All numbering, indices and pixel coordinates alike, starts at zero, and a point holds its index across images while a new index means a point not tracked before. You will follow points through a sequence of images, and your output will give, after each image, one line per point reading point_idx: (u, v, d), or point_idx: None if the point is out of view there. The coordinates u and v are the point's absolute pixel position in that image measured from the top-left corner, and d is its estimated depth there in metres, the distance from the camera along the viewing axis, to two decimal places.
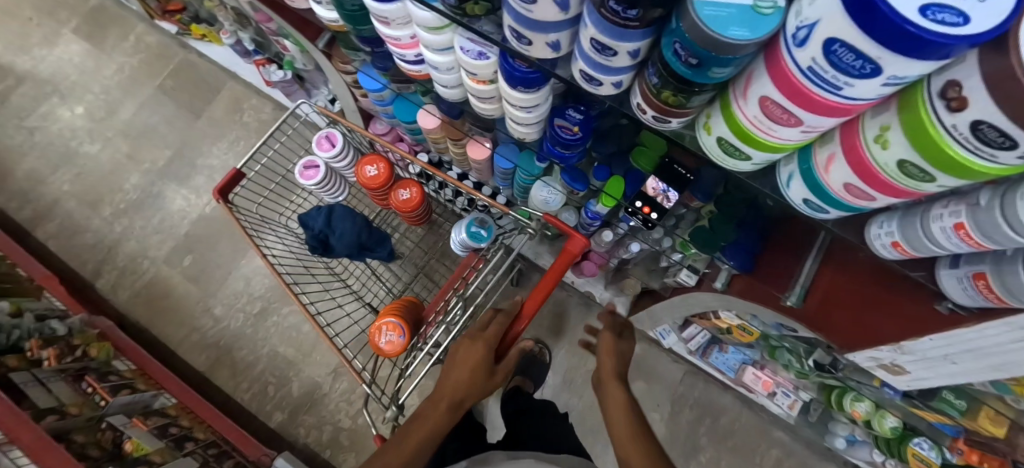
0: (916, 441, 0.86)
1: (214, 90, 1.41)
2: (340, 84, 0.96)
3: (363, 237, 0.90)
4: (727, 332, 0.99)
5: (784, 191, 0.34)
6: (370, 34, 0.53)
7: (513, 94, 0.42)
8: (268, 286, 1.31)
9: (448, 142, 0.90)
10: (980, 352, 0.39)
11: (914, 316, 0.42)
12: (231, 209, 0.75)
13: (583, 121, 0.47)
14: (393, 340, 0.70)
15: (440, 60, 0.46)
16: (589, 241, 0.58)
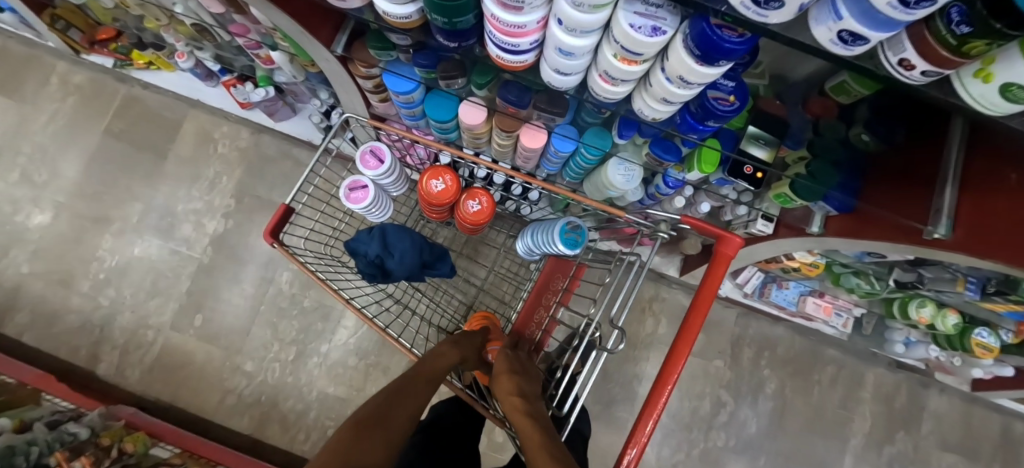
0: (978, 331, 0.93)
1: (174, 125, 1.23)
2: (351, 91, 0.85)
3: (422, 256, 0.82)
4: (791, 271, 0.99)
5: None
6: (464, 26, 0.46)
7: (697, 70, 0.36)
8: (297, 328, 1.19)
9: (491, 134, 0.82)
10: None
11: None
12: (285, 251, 0.64)
13: (736, 87, 0.43)
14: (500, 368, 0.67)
15: (583, 44, 0.39)
16: (744, 240, 0.50)
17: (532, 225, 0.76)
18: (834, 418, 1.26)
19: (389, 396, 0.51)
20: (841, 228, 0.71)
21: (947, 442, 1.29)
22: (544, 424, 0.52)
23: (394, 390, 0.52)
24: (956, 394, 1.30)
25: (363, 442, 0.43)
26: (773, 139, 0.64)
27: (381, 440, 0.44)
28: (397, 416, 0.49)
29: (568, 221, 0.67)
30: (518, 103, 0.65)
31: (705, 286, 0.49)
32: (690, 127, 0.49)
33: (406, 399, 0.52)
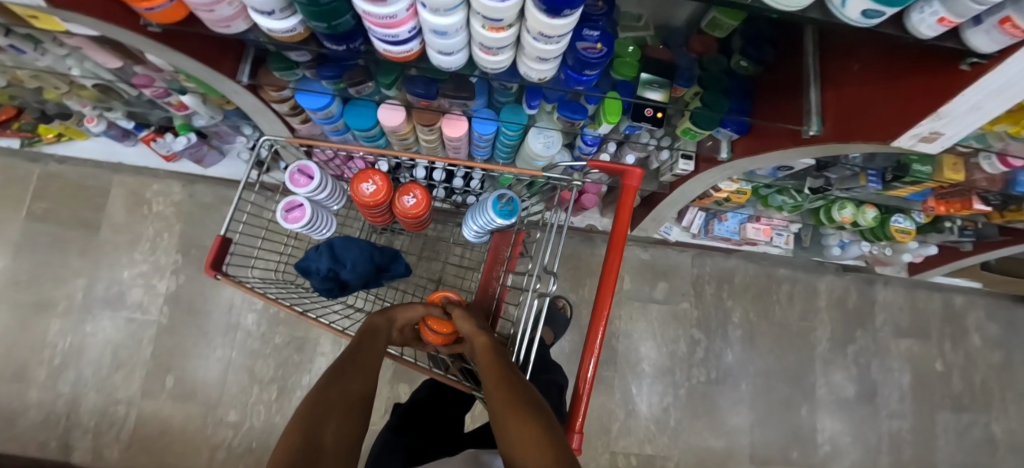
0: (895, 219, 1.03)
1: (101, 193, 1.19)
2: (271, 119, 0.86)
3: (375, 261, 0.82)
4: (724, 202, 1.07)
5: (842, 10, 0.37)
6: (346, 28, 0.48)
7: (550, 23, 0.40)
8: (276, 367, 1.18)
9: (416, 132, 0.85)
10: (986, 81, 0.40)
11: (927, 76, 0.45)
12: (231, 281, 0.65)
13: (601, 36, 0.48)
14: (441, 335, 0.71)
15: (452, 22, 0.43)
16: (645, 172, 0.56)
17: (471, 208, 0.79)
18: (798, 330, 1.36)
19: (337, 377, 0.52)
20: (743, 148, 0.78)
21: (900, 329, 1.41)
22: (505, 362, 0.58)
23: (338, 372, 0.53)
24: (899, 283, 1.43)
25: (318, 423, 0.44)
26: (665, 82, 0.70)
27: (337, 412, 0.46)
28: (349, 392, 0.50)
29: (499, 194, 0.71)
30: (426, 95, 0.68)
31: (619, 218, 0.55)
32: (577, 81, 0.54)
33: (356, 378, 0.53)
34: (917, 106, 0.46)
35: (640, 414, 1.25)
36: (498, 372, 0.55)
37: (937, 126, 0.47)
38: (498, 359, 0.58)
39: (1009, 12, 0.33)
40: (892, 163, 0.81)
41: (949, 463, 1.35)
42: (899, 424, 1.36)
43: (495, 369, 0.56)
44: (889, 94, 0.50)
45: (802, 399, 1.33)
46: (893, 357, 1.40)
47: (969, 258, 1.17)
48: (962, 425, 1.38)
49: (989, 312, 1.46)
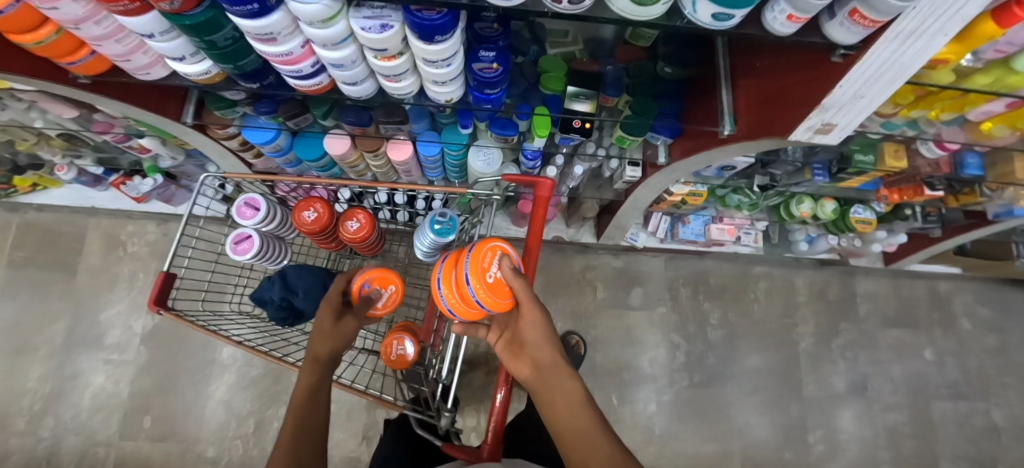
0: (854, 210, 1.03)
1: (78, 238, 1.22)
2: (226, 156, 0.89)
3: (328, 287, 0.84)
4: (682, 205, 1.07)
5: (694, 16, 0.38)
6: (253, 67, 0.51)
7: (428, 48, 0.42)
8: (254, 400, 1.18)
9: (365, 159, 0.87)
10: (857, 74, 0.41)
11: (811, 71, 0.46)
12: (176, 315, 0.67)
13: (498, 56, 0.50)
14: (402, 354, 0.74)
15: (343, 55, 0.46)
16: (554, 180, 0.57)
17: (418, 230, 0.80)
18: (780, 327, 1.34)
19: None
20: (678, 152, 0.80)
21: (887, 319, 1.38)
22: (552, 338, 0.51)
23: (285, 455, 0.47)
24: (881, 273, 1.41)
25: None
26: (592, 93, 0.72)
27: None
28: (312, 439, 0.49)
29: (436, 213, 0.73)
30: (359, 123, 0.70)
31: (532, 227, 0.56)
32: (482, 101, 0.56)
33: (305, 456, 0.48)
34: (806, 100, 0.47)
35: (624, 425, 1.23)
36: (566, 401, 0.46)
37: (825, 118, 0.47)
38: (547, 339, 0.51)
39: (854, 5, 0.35)
40: (836, 154, 0.82)
41: (953, 455, 1.30)
42: (895, 417, 1.31)
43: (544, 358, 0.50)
44: (787, 89, 0.50)
45: (791, 399, 1.30)
46: (882, 349, 1.36)
47: (941, 244, 1.17)
48: (962, 414, 1.34)
49: (977, 295, 1.43)
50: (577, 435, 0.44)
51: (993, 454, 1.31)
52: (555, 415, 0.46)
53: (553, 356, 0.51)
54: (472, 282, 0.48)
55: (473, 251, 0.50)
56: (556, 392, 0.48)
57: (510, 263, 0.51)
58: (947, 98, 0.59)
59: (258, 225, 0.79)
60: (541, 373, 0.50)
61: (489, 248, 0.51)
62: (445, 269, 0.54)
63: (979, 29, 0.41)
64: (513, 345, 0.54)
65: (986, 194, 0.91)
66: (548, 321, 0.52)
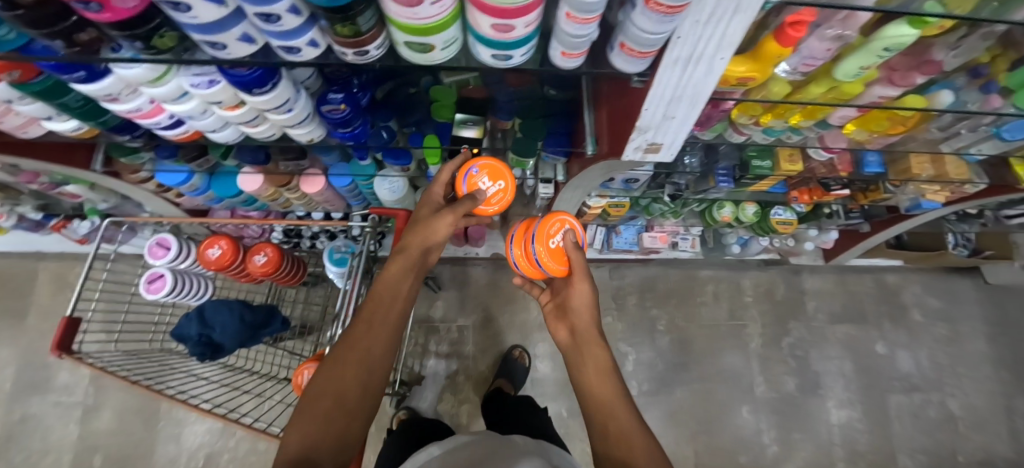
0: (774, 212, 1.04)
1: (28, 282, 1.25)
2: (150, 197, 0.92)
3: (247, 320, 0.84)
4: (607, 216, 1.10)
5: (479, 57, 0.41)
6: (116, 122, 0.54)
7: (256, 99, 0.46)
8: (203, 434, 1.19)
9: (283, 193, 0.90)
10: (661, 95, 0.44)
11: (630, 94, 0.49)
12: (80, 359, 0.68)
13: (345, 98, 0.53)
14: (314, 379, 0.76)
15: (187, 108, 0.49)
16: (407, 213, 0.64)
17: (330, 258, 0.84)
18: (728, 330, 1.36)
19: (334, 375, 0.45)
20: (575, 169, 0.83)
21: (835, 314, 1.39)
22: (593, 312, 0.60)
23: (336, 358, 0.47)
24: (826, 270, 1.42)
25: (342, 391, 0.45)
26: (479, 119, 0.75)
27: (363, 372, 0.47)
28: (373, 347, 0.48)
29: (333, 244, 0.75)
30: (256, 161, 0.74)
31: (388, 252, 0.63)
32: (343, 139, 0.59)
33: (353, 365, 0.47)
34: (628, 119, 0.50)
35: (575, 437, 1.24)
36: (596, 366, 0.53)
37: (649, 137, 0.50)
38: (589, 316, 0.59)
39: (621, 39, 0.39)
40: (736, 161, 0.84)
41: (909, 448, 1.30)
42: (848, 413, 1.32)
43: (586, 332, 0.58)
44: (622, 108, 0.53)
45: (742, 401, 1.30)
46: (831, 345, 1.37)
47: (871, 239, 1.19)
48: (916, 406, 1.34)
49: (924, 285, 1.44)
50: (604, 397, 0.50)
51: (949, 444, 1.31)
52: (588, 377, 0.53)
53: (589, 326, 0.58)
54: (538, 245, 0.63)
55: (543, 222, 0.65)
56: (588, 359, 0.55)
57: (572, 234, 0.65)
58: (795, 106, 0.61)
59: (172, 264, 0.81)
60: (578, 340, 0.58)
61: (557, 222, 0.65)
62: (518, 236, 0.69)
63: (767, 49, 0.44)
64: (560, 308, 0.64)
65: (891, 190, 0.93)
66: (593, 296, 0.61)
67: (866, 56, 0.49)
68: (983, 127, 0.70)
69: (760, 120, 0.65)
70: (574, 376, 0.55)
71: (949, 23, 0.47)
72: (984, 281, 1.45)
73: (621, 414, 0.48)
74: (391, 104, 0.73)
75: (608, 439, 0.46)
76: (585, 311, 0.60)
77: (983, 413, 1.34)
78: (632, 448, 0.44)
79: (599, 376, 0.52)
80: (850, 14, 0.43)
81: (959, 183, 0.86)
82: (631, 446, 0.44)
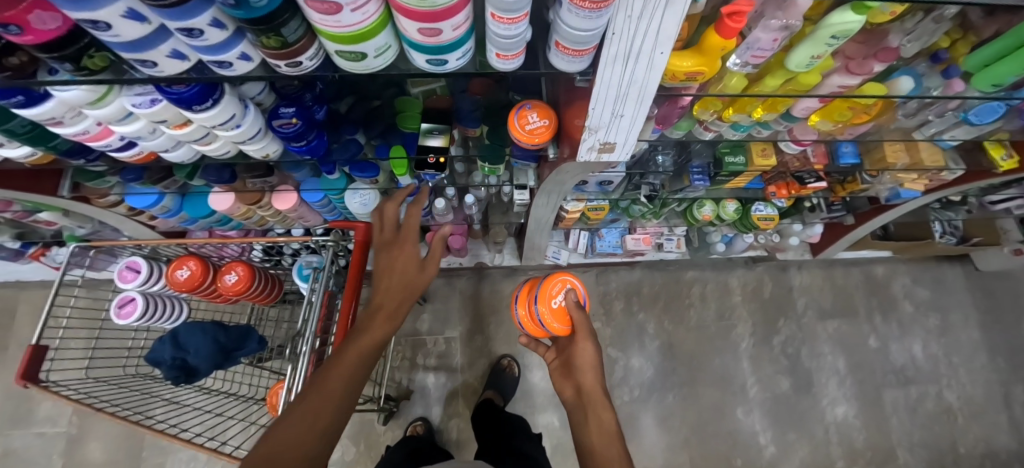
0: (755, 207, 1.04)
1: (9, 313, 1.24)
2: (123, 221, 0.91)
3: (221, 341, 0.82)
4: (586, 220, 1.09)
5: (415, 61, 0.40)
6: (67, 146, 0.53)
7: (199, 115, 0.45)
8: (188, 462, 1.16)
9: (256, 211, 0.89)
10: (607, 91, 0.44)
11: (582, 92, 0.48)
12: (46, 386, 0.67)
13: (297, 112, 0.53)
14: None
15: (134, 128, 0.48)
16: (370, 225, 0.64)
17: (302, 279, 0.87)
18: (717, 331, 1.34)
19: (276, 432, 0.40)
20: (545, 174, 0.81)
21: (825, 310, 1.37)
22: (595, 373, 0.61)
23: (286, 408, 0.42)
24: (815, 265, 1.41)
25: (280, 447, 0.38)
26: (445, 128, 0.74)
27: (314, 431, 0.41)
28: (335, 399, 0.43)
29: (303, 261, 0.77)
30: (221, 180, 0.73)
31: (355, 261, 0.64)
32: (300, 153, 0.58)
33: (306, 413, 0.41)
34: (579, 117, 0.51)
35: (565, 447, 1.21)
36: (599, 428, 0.54)
37: (600, 136, 0.50)
38: (595, 377, 0.60)
39: (555, 38, 0.39)
40: (709, 158, 0.84)
41: (908, 444, 1.27)
42: (845, 411, 1.29)
43: (591, 394, 0.59)
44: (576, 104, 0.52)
45: (735, 403, 1.28)
46: (824, 341, 1.35)
47: (855, 231, 1.17)
48: (912, 400, 1.31)
49: (914, 277, 1.42)
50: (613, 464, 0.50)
51: (949, 437, 1.29)
52: (595, 440, 0.54)
53: (595, 386, 0.59)
54: (542, 305, 0.67)
55: (546, 281, 0.69)
56: (593, 421, 0.56)
57: (575, 293, 0.69)
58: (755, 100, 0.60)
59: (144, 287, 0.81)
60: (586, 399, 0.58)
61: (559, 282, 0.70)
62: (522, 295, 0.74)
63: (710, 42, 0.44)
64: (565, 366, 0.65)
65: (868, 180, 0.91)
66: (597, 355, 0.63)
67: (815, 45, 0.48)
68: (949, 113, 0.69)
69: (723, 115, 0.65)
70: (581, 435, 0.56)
71: (897, 9, 0.46)
72: (975, 269, 1.43)
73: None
74: (355, 116, 0.72)
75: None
76: (590, 369, 0.61)
77: (982, 403, 1.32)
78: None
79: (603, 443, 0.53)
80: (792, 3, 0.42)
81: (934, 170, 0.85)
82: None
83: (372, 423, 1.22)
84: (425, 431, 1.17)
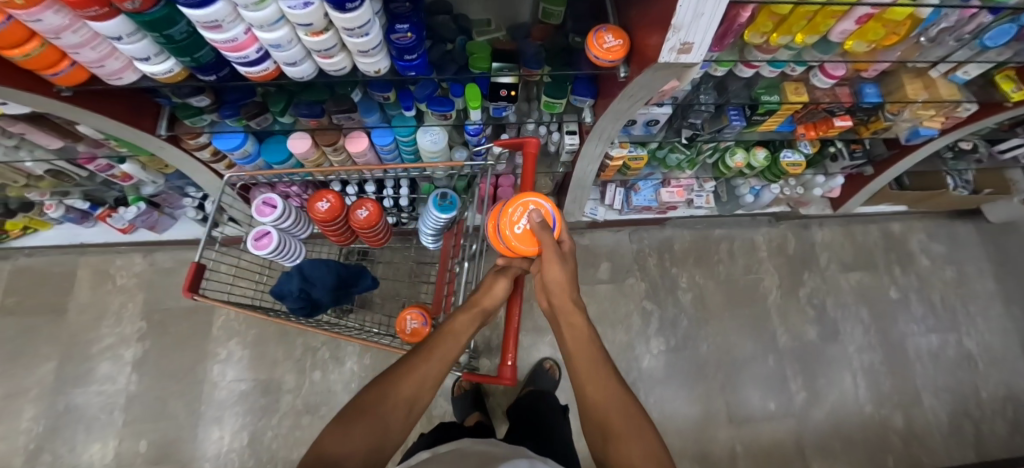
0: (784, 154, 1.10)
1: (69, 277, 1.28)
2: (200, 171, 0.97)
3: (341, 274, 0.90)
4: (626, 171, 1.16)
5: None
6: (207, 59, 0.61)
7: (343, 18, 0.52)
8: (247, 415, 1.20)
9: (326, 156, 0.96)
10: None
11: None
12: (207, 299, 0.72)
13: (411, 27, 0.60)
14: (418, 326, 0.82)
15: (279, 35, 0.55)
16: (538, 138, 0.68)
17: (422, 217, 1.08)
18: (746, 284, 1.41)
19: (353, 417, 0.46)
20: (601, 110, 0.87)
21: (847, 263, 1.45)
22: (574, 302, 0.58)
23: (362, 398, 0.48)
24: (834, 222, 1.49)
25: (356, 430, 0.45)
26: (514, 66, 0.81)
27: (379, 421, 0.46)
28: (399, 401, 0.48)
29: (440, 195, 0.96)
30: (313, 114, 0.81)
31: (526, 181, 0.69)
32: (405, 67, 0.67)
33: (374, 408, 0.47)
34: (659, 24, 0.58)
35: None
36: (578, 342, 0.55)
37: (681, 38, 0.57)
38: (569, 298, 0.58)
39: None
40: (746, 99, 0.91)
41: (932, 388, 1.34)
42: (871, 357, 1.36)
43: (569, 319, 0.57)
44: (655, 14, 0.60)
45: (767, 351, 1.34)
46: (847, 292, 1.42)
47: (875, 181, 1.26)
48: (934, 347, 1.38)
49: (928, 232, 1.50)
50: (593, 378, 0.51)
51: (971, 382, 1.35)
52: (575, 357, 0.54)
53: (568, 302, 0.58)
54: (503, 235, 0.58)
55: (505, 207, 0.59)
56: (569, 333, 0.56)
57: (542, 214, 0.58)
58: (801, 20, 0.69)
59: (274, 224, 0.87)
60: (560, 313, 0.58)
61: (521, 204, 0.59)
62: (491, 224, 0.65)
63: None
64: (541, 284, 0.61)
65: (890, 119, 1.00)
66: (570, 273, 0.58)
67: None
68: (968, 39, 0.78)
69: (771, 39, 0.73)
70: (563, 346, 0.58)
71: None
72: (984, 225, 1.52)
73: (611, 391, 0.49)
74: (434, 54, 0.80)
75: (608, 419, 0.47)
76: (564, 298, 0.58)
77: (1000, 349, 1.39)
78: (632, 435, 0.45)
79: (587, 366, 0.52)
80: None
81: (951, 105, 0.94)
82: (635, 431, 0.45)
83: None
84: (472, 387, 1.23)
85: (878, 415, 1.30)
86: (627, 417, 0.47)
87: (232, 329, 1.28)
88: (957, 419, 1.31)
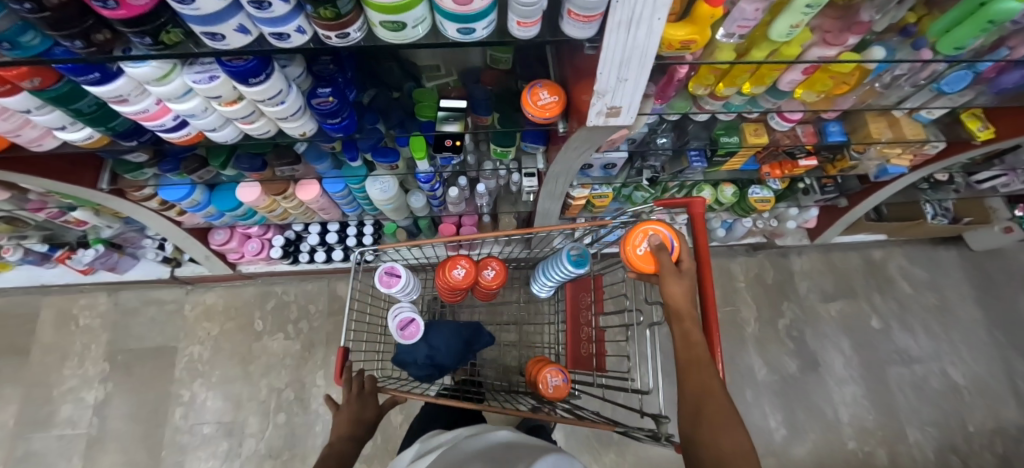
0: (751, 191, 1.09)
1: (33, 318, 1.27)
2: (151, 217, 0.96)
3: (462, 336, 0.93)
4: (591, 207, 1.14)
5: (447, 30, 0.46)
6: (124, 127, 0.60)
7: (252, 90, 0.51)
8: (208, 459, 1.17)
9: (279, 203, 0.94)
10: (613, 59, 0.49)
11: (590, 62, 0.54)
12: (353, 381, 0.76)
13: (333, 91, 0.59)
14: (559, 384, 0.81)
15: (190, 106, 0.54)
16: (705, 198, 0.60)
17: (541, 264, 0.99)
18: (723, 316, 1.37)
19: None
20: (553, 155, 0.84)
21: (827, 293, 1.41)
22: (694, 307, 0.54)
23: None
24: (812, 250, 1.46)
25: None
26: (461, 114, 0.77)
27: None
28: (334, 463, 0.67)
29: (569, 248, 0.86)
30: (253, 168, 0.79)
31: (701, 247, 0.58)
32: (333, 129, 0.65)
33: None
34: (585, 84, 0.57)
35: (580, 432, 1.25)
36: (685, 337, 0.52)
37: (607, 101, 0.56)
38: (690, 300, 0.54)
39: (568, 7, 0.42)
40: (706, 141, 0.88)
41: (917, 421, 1.29)
42: (852, 391, 1.31)
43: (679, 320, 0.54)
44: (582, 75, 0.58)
45: (743, 386, 1.30)
46: (827, 324, 1.38)
47: (850, 213, 1.23)
48: (918, 378, 1.33)
49: (910, 258, 1.47)
50: (689, 366, 0.50)
51: (957, 414, 1.30)
52: (682, 349, 0.52)
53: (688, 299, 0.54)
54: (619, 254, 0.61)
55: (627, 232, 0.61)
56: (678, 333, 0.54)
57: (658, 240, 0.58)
58: (744, 72, 0.67)
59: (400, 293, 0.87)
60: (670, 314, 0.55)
61: (642, 230, 0.61)
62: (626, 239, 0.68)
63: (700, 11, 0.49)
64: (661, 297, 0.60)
65: (856, 157, 0.98)
66: (690, 285, 0.55)
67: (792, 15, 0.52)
68: (925, 84, 0.76)
69: (716, 89, 0.71)
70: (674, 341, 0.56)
71: None
72: (968, 250, 1.48)
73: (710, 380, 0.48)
74: (374, 105, 0.78)
75: (700, 410, 0.47)
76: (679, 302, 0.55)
77: (987, 379, 1.34)
78: (720, 430, 0.44)
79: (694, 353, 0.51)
80: None
81: (917, 143, 0.91)
82: (725, 426, 0.44)
83: (388, 417, 1.23)
84: None
85: (862, 452, 1.25)
86: (720, 406, 0.46)
87: (197, 369, 1.25)
88: (943, 454, 1.26)
